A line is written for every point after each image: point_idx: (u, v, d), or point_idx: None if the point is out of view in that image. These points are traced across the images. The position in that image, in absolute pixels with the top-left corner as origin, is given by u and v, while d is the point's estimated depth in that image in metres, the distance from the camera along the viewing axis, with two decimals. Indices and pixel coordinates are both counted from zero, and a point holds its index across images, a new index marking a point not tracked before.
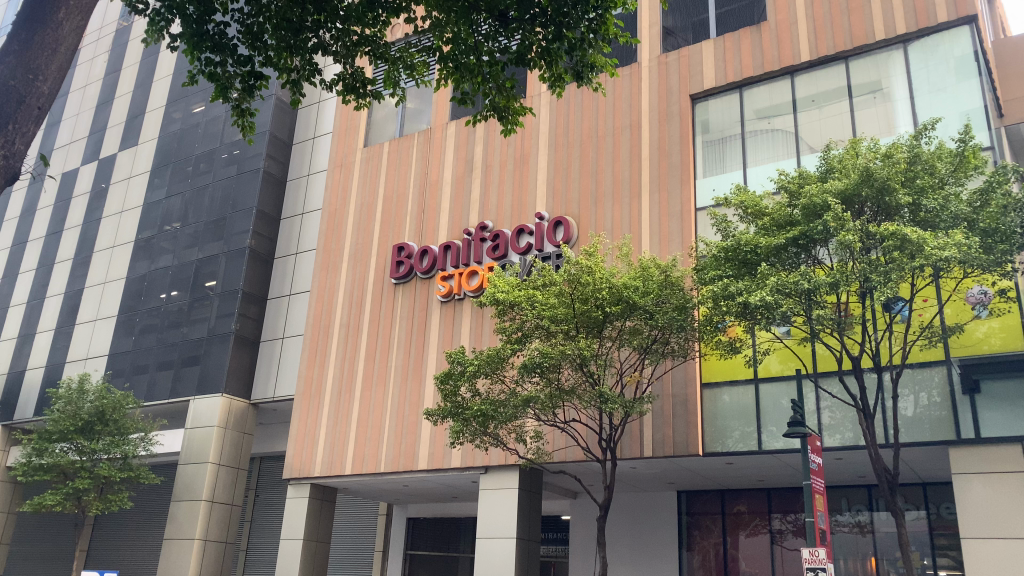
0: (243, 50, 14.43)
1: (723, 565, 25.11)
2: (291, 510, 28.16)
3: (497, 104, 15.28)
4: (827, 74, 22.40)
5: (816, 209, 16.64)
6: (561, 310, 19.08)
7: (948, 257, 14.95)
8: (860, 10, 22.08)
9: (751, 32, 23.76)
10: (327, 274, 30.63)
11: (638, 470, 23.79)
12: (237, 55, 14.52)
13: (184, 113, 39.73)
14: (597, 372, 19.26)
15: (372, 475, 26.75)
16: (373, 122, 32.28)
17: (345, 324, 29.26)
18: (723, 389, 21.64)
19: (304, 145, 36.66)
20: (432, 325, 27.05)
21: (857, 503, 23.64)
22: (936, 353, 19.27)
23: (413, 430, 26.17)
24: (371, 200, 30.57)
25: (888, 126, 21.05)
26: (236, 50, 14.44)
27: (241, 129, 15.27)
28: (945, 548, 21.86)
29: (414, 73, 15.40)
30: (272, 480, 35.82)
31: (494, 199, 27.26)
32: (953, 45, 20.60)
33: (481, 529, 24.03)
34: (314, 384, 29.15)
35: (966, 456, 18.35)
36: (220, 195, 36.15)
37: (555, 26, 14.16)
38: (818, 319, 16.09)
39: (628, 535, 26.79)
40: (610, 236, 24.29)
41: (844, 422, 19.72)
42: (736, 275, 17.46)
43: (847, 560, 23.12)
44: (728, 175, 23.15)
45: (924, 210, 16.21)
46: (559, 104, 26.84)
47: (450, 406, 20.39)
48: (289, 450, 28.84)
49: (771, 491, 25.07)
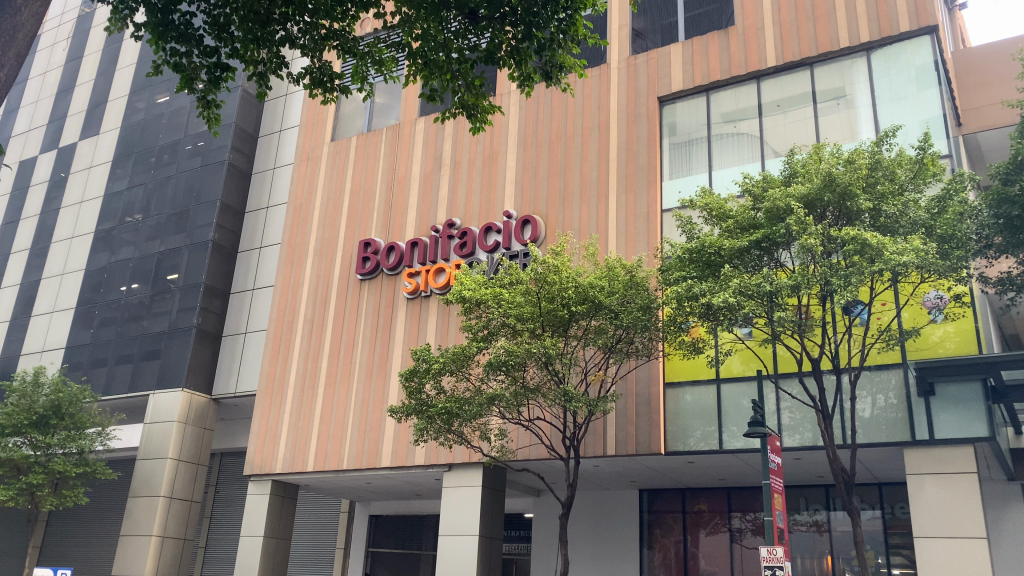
0: (209, 41, 14.21)
1: (683, 563, 25.38)
2: (252, 507, 27.91)
3: (466, 101, 15.30)
4: (793, 79, 22.73)
5: (779, 213, 16.91)
6: (527, 309, 19.11)
7: (906, 262, 15.26)
8: (825, 18, 22.46)
9: (718, 36, 24.04)
10: (291, 268, 30.36)
11: (601, 468, 23.94)
12: (203, 46, 14.32)
13: (147, 103, 39.08)
14: (563, 371, 19.37)
15: (334, 472, 26.59)
16: (341, 116, 32.08)
17: (309, 320, 29.03)
18: (686, 389, 21.88)
19: (270, 138, 36.30)
20: (398, 322, 26.95)
21: (815, 502, 24.03)
22: (893, 356, 19.71)
23: (376, 428, 26.06)
24: (337, 194, 30.40)
25: (851, 132, 21.44)
26: (203, 41, 14.24)
27: (206, 121, 15.08)
28: (899, 546, 22.34)
29: (383, 68, 15.29)
30: (233, 476, 35.46)
31: (462, 197, 27.24)
32: (915, 54, 21.05)
33: (444, 528, 24.02)
34: (276, 379, 28.88)
35: (921, 458, 18.80)
36: (184, 187, 35.65)
37: (525, 26, 14.23)
38: (779, 321, 16.39)
39: (590, 533, 26.94)
40: (578, 236, 24.41)
41: (803, 422, 20.07)
42: (700, 276, 17.65)
43: (804, 559, 23.51)
44: (694, 177, 23.39)
45: (883, 216, 16.62)
46: (528, 104, 26.91)
47: (414, 403, 20.35)
48: (250, 446, 28.55)
49: (730, 491, 25.39)
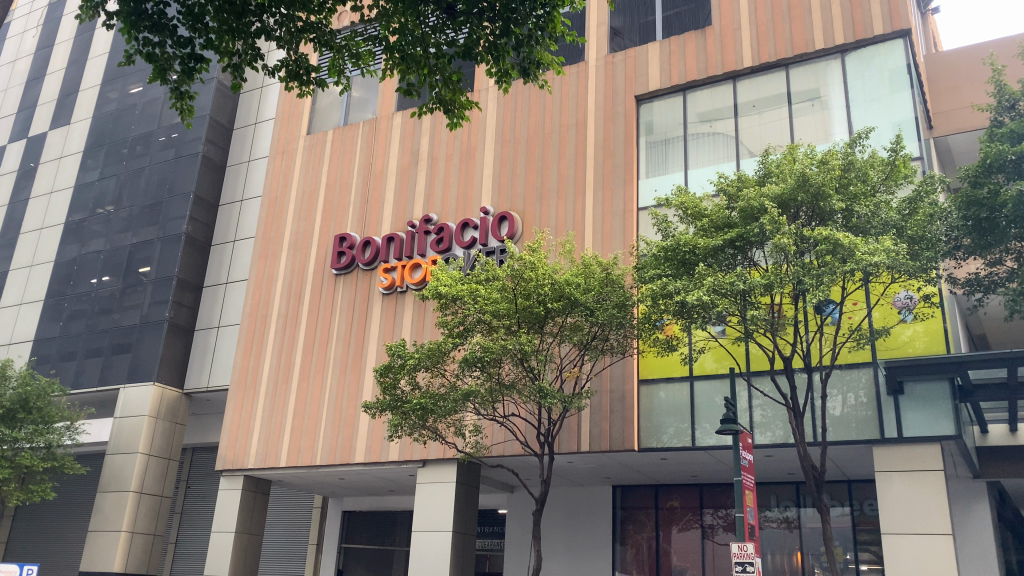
0: (183, 31, 14.01)
1: (656, 559, 25.56)
2: (223, 503, 27.74)
3: (443, 96, 15.26)
4: (768, 80, 22.92)
5: (753, 212, 17.09)
6: (503, 305, 19.14)
7: (877, 263, 15.49)
8: (801, 19, 22.67)
9: (696, 36, 24.19)
10: (265, 262, 30.14)
11: (575, 464, 24.04)
12: (177, 36, 14.12)
13: (120, 93, 38.53)
14: (538, 367, 19.41)
15: (307, 468, 26.45)
16: (317, 109, 31.87)
17: (283, 315, 28.83)
18: (660, 385, 22.03)
19: (245, 131, 35.97)
20: (373, 317, 26.85)
21: (785, 499, 24.31)
22: (863, 355, 19.99)
23: (350, 423, 25.95)
24: (313, 188, 30.21)
25: (825, 133, 21.66)
26: (176, 31, 14.04)
27: (179, 112, 14.89)
28: (868, 543, 22.65)
29: (360, 62, 15.19)
30: (204, 471, 35.16)
31: (439, 192, 27.19)
32: (888, 57, 21.31)
33: (417, 524, 24.01)
34: (249, 374, 28.67)
35: (889, 455, 19.09)
36: (157, 178, 35.21)
37: (503, 21, 14.22)
38: (751, 319, 16.58)
39: (563, 530, 27.04)
40: (554, 233, 24.45)
41: (775, 420, 20.30)
42: (675, 275, 17.76)
43: (774, 555, 23.77)
44: (670, 176, 23.52)
45: (855, 216, 16.84)
46: (506, 100, 26.91)
47: (389, 399, 20.33)
48: (222, 441, 28.34)
49: (703, 487, 25.61)
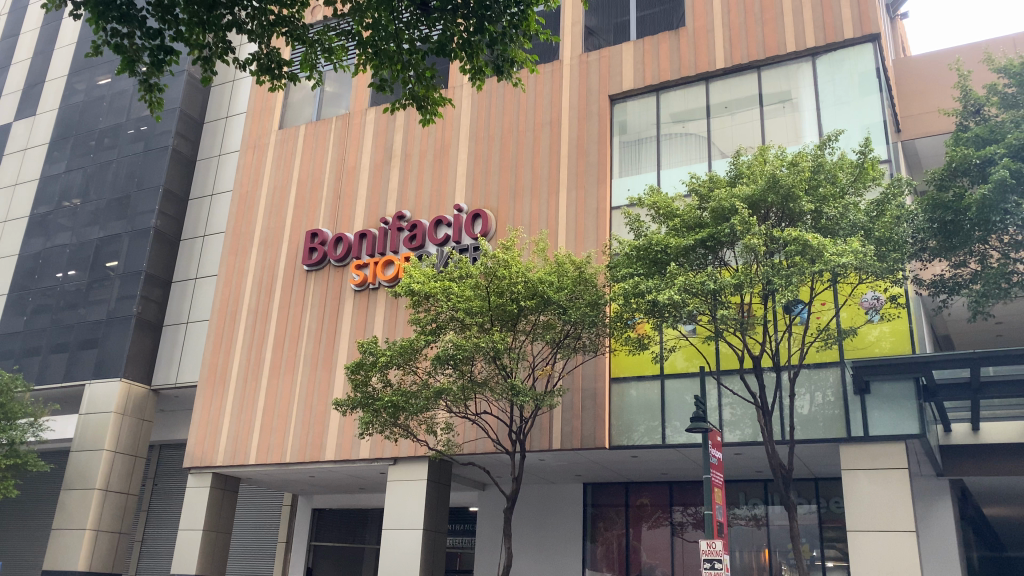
0: (153, 22, 13.81)
1: (626, 556, 25.71)
2: (191, 500, 27.48)
3: (416, 92, 15.19)
4: (740, 82, 23.12)
5: (724, 213, 17.23)
6: (476, 303, 19.15)
7: (845, 264, 15.69)
8: (773, 22, 22.90)
9: (670, 36, 24.35)
10: (235, 258, 29.85)
11: (546, 462, 24.11)
12: (146, 27, 13.90)
13: (88, 84, 37.87)
14: (510, 365, 19.45)
15: (276, 465, 26.25)
16: (289, 104, 31.61)
17: (252, 311, 28.57)
18: (631, 384, 22.14)
19: (216, 124, 35.57)
20: (345, 315, 26.70)
21: (754, 496, 24.58)
22: (831, 355, 20.27)
23: (321, 420, 25.80)
24: (284, 182, 29.96)
25: (795, 135, 21.91)
26: (145, 23, 13.84)
27: (148, 105, 14.68)
28: (834, 539, 22.97)
29: (332, 57, 15.10)
30: (171, 468, 34.76)
31: (413, 189, 27.10)
32: (858, 61, 21.60)
33: (388, 521, 23.94)
34: (218, 370, 28.38)
35: (855, 454, 19.38)
36: (125, 172, 34.70)
37: (477, 19, 14.23)
38: (721, 319, 16.76)
39: (535, 527, 27.11)
40: (528, 231, 24.49)
41: (744, 419, 20.52)
42: (647, 274, 17.89)
43: (742, 552, 24.01)
44: (642, 176, 23.66)
45: (824, 217, 17.03)
46: (480, 98, 26.88)
47: (360, 396, 20.24)
48: (190, 438, 28.05)
49: (673, 484, 25.80)
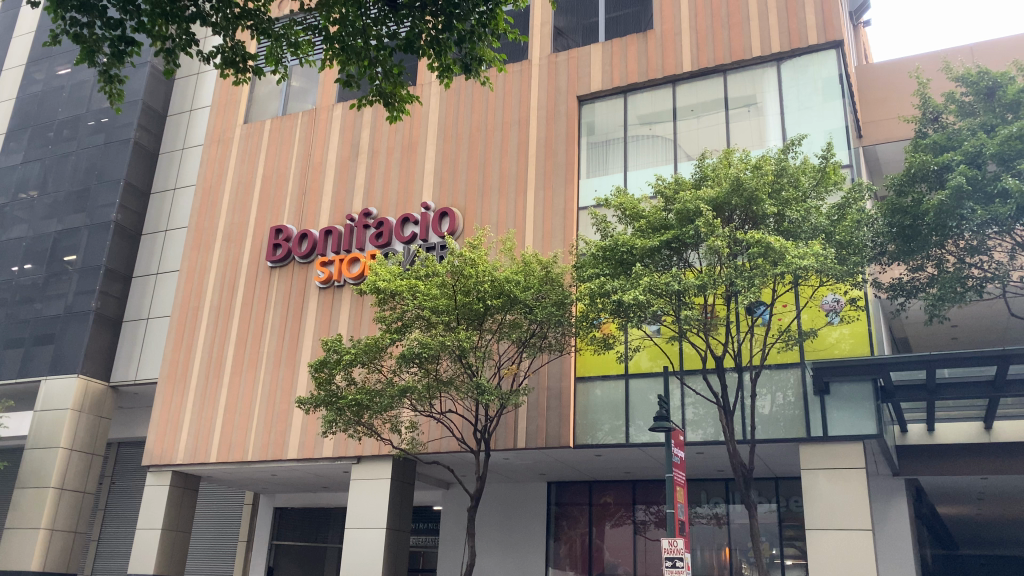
0: (114, 12, 13.57)
1: (588, 554, 25.85)
2: (150, 499, 27.08)
3: (383, 89, 15.08)
4: (706, 85, 23.36)
5: (689, 215, 17.39)
6: (442, 301, 19.12)
7: (806, 266, 15.94)
8: (739, 27, 23.16)
9: (638, 39, 24.52)
10: (198, 252, 29.44)
11: (511, 461, 24.16)
12: (107, 17, 13.66)
13: (46, 74, 37.00)
14: (476, 364, 19.44)
15: (238, 464, 25.94)
16: (255, 98, 31.23)
17: (215, 306, 28.21)
18: (596, 383, 22.26)
19: (179, 117, 35.01)
20: (309, 312, 26.48)
21: (715, 496, 24.88)
22: (792, 356, 20.57)
23: (283, 418, 25.55)
24: (249, 177, 29.62)
25: (759, 138, 22.19)
26: (106, 12, 13.60)
27: (108, 96, 14.45)
28: (793, 538, 23.32)
29: (298, 51, 14.92)
30: (129, 467, 34.21)
31: (380, 185, 26.94)
32: (821, 67, 21.95)
33: (351, 520, 23.80)
34: (179, 366, 27.97)
35: (814, 453, 19.70)
36: (85, 164, 34.02)
37: (445, 17, 14.25)
38: (685, 319, 16.94)
39: (498, 525, 27.16)
40: (495, 230, 24.52)
41: (706, 418, 20.75)
42: (613, 274, 18.00)
43: (703, 550, 24.29)
44: (609, 177, 23.80)
45: (787, 220, 17.27)
46: (448, 96, 26.79)
47: (323, 394, 20.09)
48: (150, 435, 27.61)
49: (636, 483, 26.00)
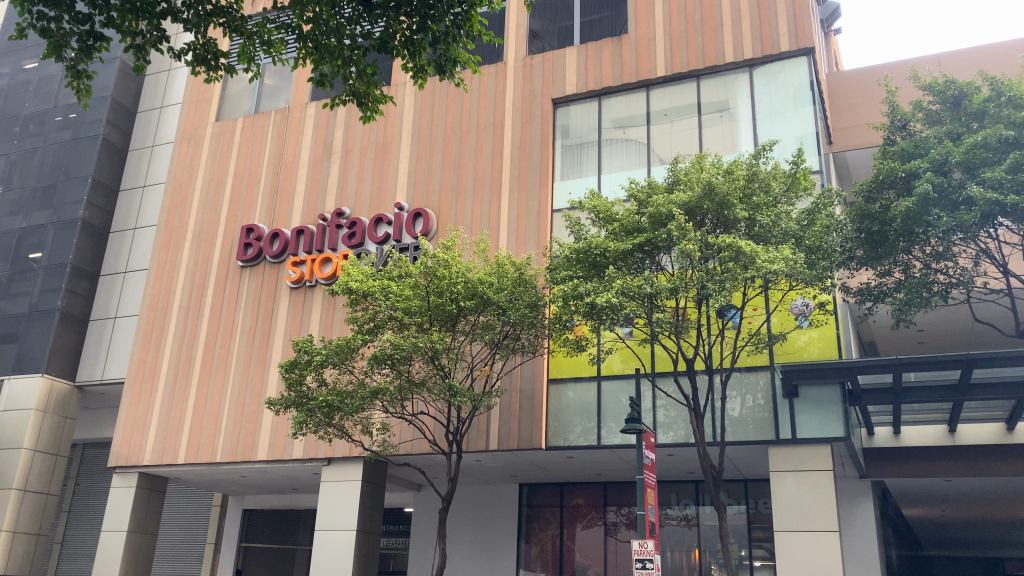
0: (82, 7, 13.35)
1: (559, 556, 25.87)
2: (115, 501, 26.68)
3: (357, 88, 14.96)
4: (679, 90, 23.55)
5: (661, 219, 17.50)
6: (415, 302, 19.05)
7: (776, 271, 16.09)
8: (713, 32, 23.36)
9: (612, 43, 24.65)
10: (167, 251, 29.08)
11: (483, 463, 24.15)
12: (75, 12, 13.44)
13: (12, 68, 36.28)
14: (449, 366, 19.39)
15: (206, 465, 25.64)
16: (227, 96, 30.94)
17: (184, 306, 27.88)
18: (569, 385, 22.31)
19: (150, 114, 34.56)
20: (280, 312, 26.26)
21: (685, 497, 25.04)
22: (762, 359, 20.77)
23: (253, 419, 25.30)
24: (220, 175, 29.33)
25: (731, 143, 22.40)
26: (74, 7, 13.38)
27: (76, 92, 14.24)
28: (761, 540, 23.54)
29: (271, 49, 14.77)
30: (95, 468, 33.69)
31: (353, 185, 26.80)
32: (793, 73, 22.21)
33: (321, 522, 23.62)
34: (147, 366, 27.59)
35: (783, 455, 19.91)
36: (51, 160, 33.44)
37: (420, 17, 14.18)
38: (657, 322, 17.04)
39: (470, 527, 27.14)
40: (469, 231, 24.50)
41: (677, 420, 20.88)
42: (586, 277, 18.07)
43: (673, 552, 24.43)
44: (584, 180, 23.88)
45: (758, 225, 17.45)
46: (423, 96, 26.74)
47: (293, 395, 19.93)
48: (117, 436, 27.20)
49: (607, 485, 26.09)
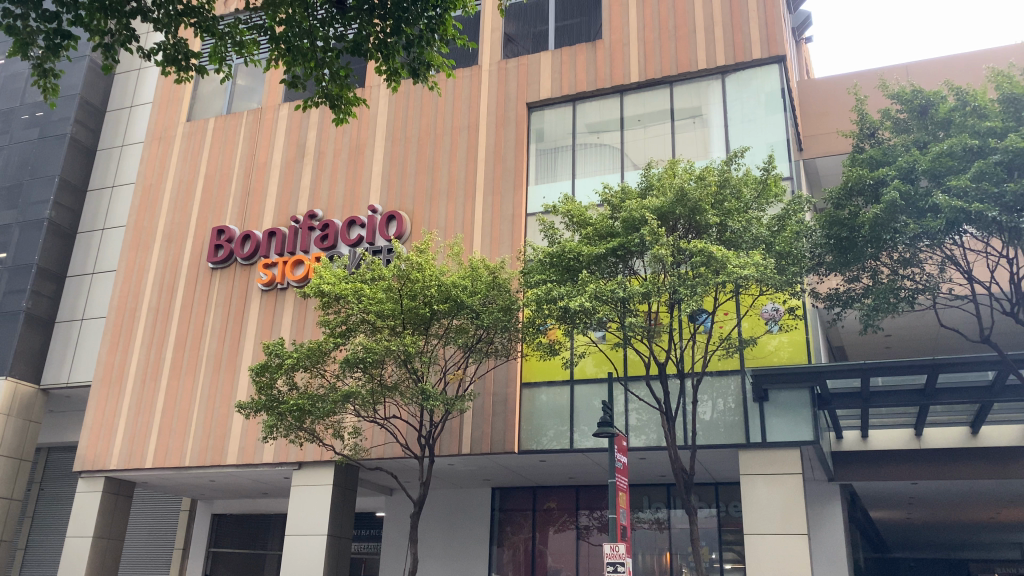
0: (49, 5, 13.12)
1: (531, 560, 25.86)
2: (81, 506, 26.25)
3: (329, 91, 14.85)
4: (653, 96, 23.71)
5: (634, 223, 17.57)
6: (388, 305, 18.96)
7: (747, 276, 16.21)
8: (686, 39, 23.56)
9: (587, 48, 24.77)
10: (136, 253, 28.71)
11: (455, 467, 24.09)
12: (42, 10, 13.20)
13: None
14: (421, 369, 19.30)
15: (174, 469, 25.30)
16: (198, 96, 30.62)
17: (153, 308, 27.51)
18: (542, 388, 22.32)
19: (119, 113, 34.09)
20: (251, 315, 26.02)
21: (657, 501, 25.16)
22: (733, 363, 20.94)
23: (223, 424, 25.01)
24: (191, 176, 29.00)
25: (703, 149, 22.59)
26: (41, 5, 13.16)
27: (43, 90, 14.03)
28: (732, 543, 23.71)
29: (243, 50, 14.63)
30: (60, 473, 33.12)
31: (326, 188, 26.64)
32: (765, 81, 22.46)
33: (291, 527, 23.39)
34: (115, 369, 27.18)
35: (753, 459, 20.07)
36: (17, 159, 32.86)
37: (393, 20, 14.13)
38: (629, 326, 17.11)
39: (442, 531, 27.06)
40: (443, 235, 24.46)
41: (649, 424, 20.98)
42: (560, 280, 18.13)
43: (645, 556, 24.53)
44: (558, 184, 23.95)
45: (729, 230, 17.60)
46: (397, 99, 26.69)
47: (264, 400, 19.83)
48: (83, 440, 26.76)
49: (579, 489, 26.12)
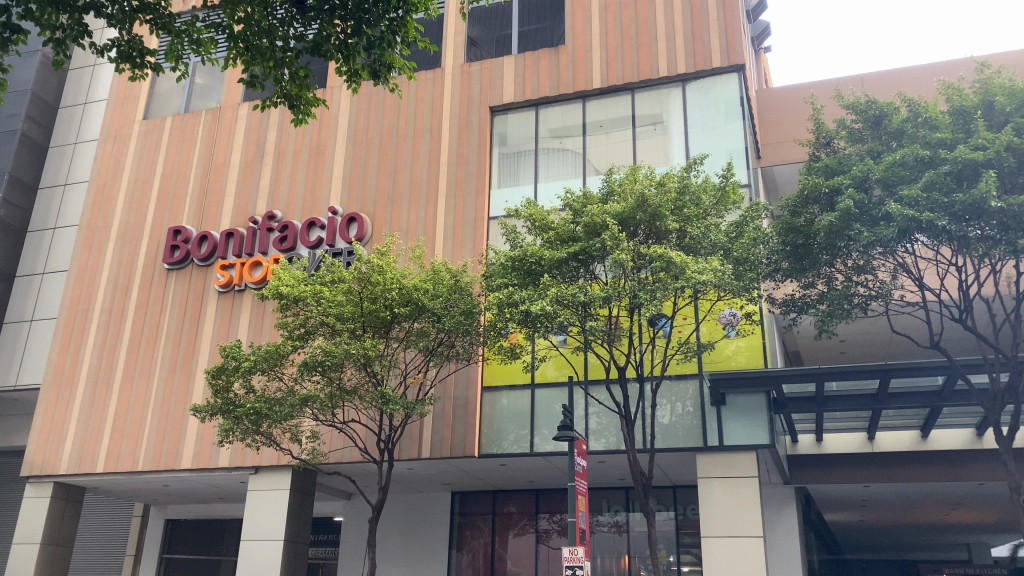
0: None
1: (491, 564, 25.78)
2: (29, 511, 25.58)
3: (288, 91, 14.64)
4: (615, 102, 23.88)
5: (596, 228, 17.66)
6: (348, 308, 18.72)
7: (705, 281, 16.36)
8: (648, 47, 23.78)
9: (549, 53, 24.86)
10: (89, 252, 28.06)
11: (415, 471, 23.95)
12: None
13: None
14: (382, 372, 19.14)
15: (127, 474, 24.79)
16: (154, 94, 30.03)
17: (106, 309, 26.92)
18: (503, 392, 22.32)
19: (72, 110, 33.27)
20: (207, 317, 25.62)
21: (616, 504, 25.28)
22: (691, 367, 21.15)
23: (177, 427, 24.58)
24: (146, 175, 28.46)
25: (664, 156, 22.83)
26: None
27: None
28: (689, 545, 23.94)
29: (200, 48, 14.38)
30: (6, 477, 32.20)
31: (285, 189, 26.35)
32: (724, 89, 22.75)
33: (247, 532, 23.05)
34: (65, 371, 26.54)
35: (711, 462, 20.31)
36: None
37: (355, 21, 14.00)
38: (590, 330, 17.22)
39: (401, 536, 26.89)
40: (404, 237, 24.37)
41: (609, 427, 21.11)
42: (522, 284, 18.12)
43: (603, 559, 24.66)
44: (520, 188, 24.00)
45: (688, 236, 17.79)
46: (358, 100, 26.48)
47: (220, 403, 19.51)
48: (31, 445, 26.09)
49: (539, 492, 26.17)
